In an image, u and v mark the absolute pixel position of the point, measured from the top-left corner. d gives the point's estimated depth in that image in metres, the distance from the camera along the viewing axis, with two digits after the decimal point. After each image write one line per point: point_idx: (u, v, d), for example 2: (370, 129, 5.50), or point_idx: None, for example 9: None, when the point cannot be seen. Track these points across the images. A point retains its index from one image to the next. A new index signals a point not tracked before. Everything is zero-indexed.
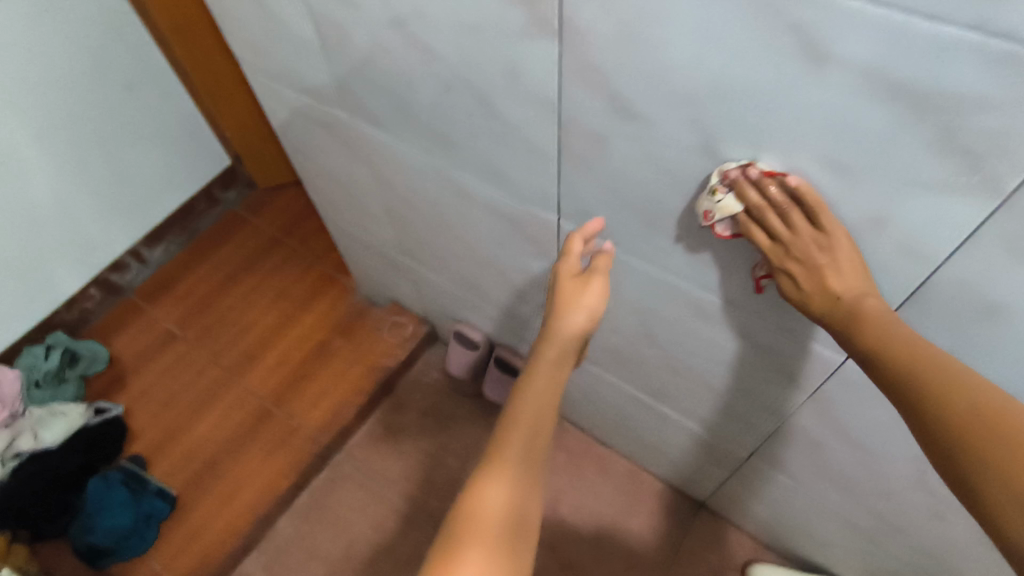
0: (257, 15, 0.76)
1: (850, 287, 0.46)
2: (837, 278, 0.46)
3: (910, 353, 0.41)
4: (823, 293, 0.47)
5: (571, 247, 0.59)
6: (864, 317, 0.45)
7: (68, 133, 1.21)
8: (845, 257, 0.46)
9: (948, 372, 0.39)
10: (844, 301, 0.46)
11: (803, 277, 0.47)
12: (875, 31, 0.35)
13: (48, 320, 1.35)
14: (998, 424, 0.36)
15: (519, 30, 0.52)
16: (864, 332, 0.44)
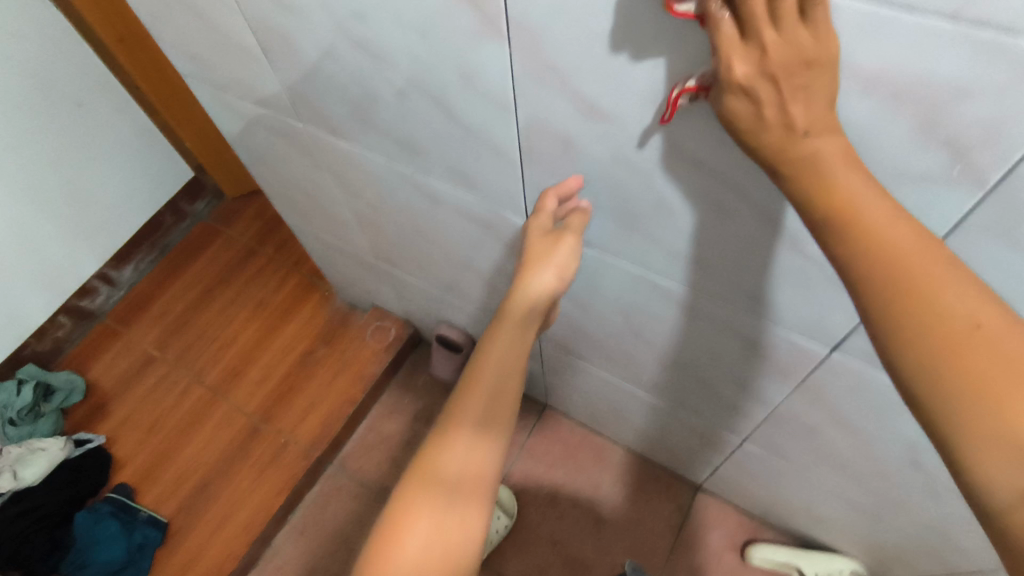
0: (197, 27, 0.71)
1: (821, 124, 0.33)
2: (807, 107, 0.33)
3: (895, 247, 0.32)
4: (788, 127, 0.33)
5: (543, 203, 0.57)
6: (833, 173, 0.33)
7: (18, 159, 1.15)
8: (822, 84, 0.33)
9: (940, 280, 0.31)
10: (812, 139, 0.33)
11: (770, 97, 0.32)
12: (848, 22, 0.33)
13: (18, 353, 1.31)
14: (993, 351, 0.29)
15: (471, 33, 0.48)
16: (833, 200, 0.33)
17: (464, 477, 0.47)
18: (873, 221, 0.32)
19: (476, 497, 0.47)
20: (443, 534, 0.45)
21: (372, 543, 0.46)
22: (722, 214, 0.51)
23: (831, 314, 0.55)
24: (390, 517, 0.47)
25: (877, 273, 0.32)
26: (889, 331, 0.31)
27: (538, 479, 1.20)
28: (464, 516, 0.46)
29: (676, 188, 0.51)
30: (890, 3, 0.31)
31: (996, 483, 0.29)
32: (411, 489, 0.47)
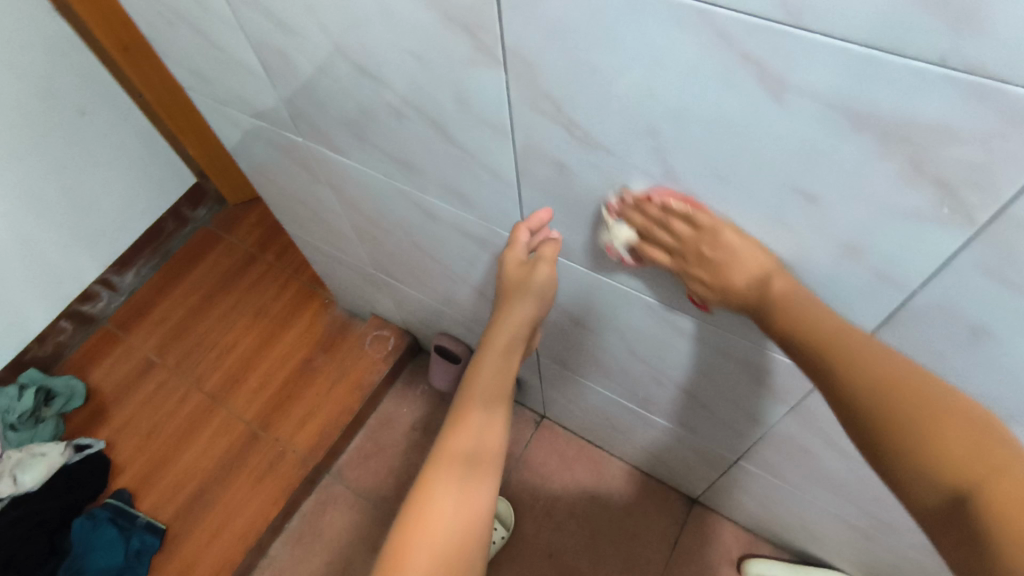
0: (198, 43, 0.72)
1: (755, 271, 0.47)
2: (738, 271, 0.48)
3: (821, 331, 0.43)
4: (731, 284, 0.48)
5: (516, 237, 0.61)
6: (771, 301, 0.46)
7: (21, 166, 1.16)
8: (749, 250, 0.47)
9: (862, 349, 0.41)
10: (752, 286, 0.47)
11: (706, 273, 0.50)
12: (838, 61, 0.33)
13: (20, 358, 1.32)
14: (905, 398, 0.39)
15: (466, 60, 0.48)
16: (773, 310, 0.46)
17: (480, 455, 0.52)
18: (806, 317, 0.44)
19: (491, 471, 0.52)
20: (462, 516, 0.49)
21: (403, 531, 0.49)
22: None
23: None
24: (410, 513, 0.50)
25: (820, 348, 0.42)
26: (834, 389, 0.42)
27: (535, 490, 1.20)
28: (479, 497, 0.50)
29: None
30: (878, 46, 0.31)
31: (922, 496, 0.38)
32: (434, 472, 0.51)
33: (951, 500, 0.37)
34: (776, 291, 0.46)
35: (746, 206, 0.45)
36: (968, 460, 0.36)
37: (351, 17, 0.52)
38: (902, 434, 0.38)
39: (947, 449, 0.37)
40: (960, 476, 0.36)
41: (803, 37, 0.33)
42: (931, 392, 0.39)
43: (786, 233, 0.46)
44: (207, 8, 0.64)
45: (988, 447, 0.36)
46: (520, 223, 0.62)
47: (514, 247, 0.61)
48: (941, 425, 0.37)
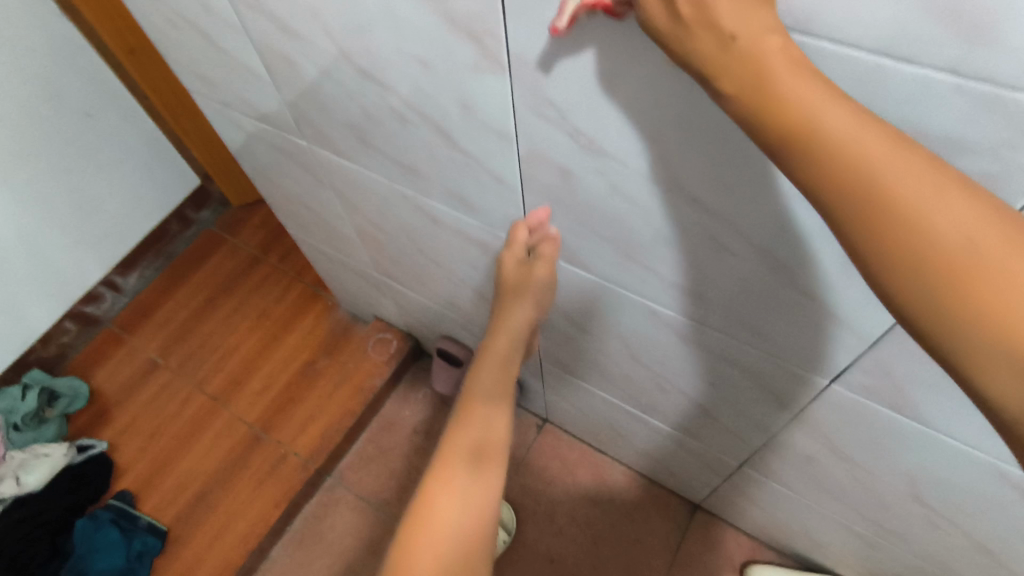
0: (203, 47, 0.72)
1: (750, 26, 0.28)
2: (732, 6, 0.28)
3: (872, 160, 0.26)
4: (711, 35, 0.28)
5: (515, 235, 0.63)
6: (772, 75, 0.28)
7: (27, 168, 1.17)
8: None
9: (932, 197, 0.26)
10: (743, 45, 0.28)
11: (688, 2, 0.29)
12: (846, 69, 0.33)
13: (24, 358, 1.32)
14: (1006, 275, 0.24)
15: (471, 66, 0.48)
16: (780, 112, 0.28)
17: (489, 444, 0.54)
18: (844, 142, 0.27)
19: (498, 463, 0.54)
20: (471, 503, 0.51)
21: (413, 523, 0.51)
22: (719, 250, 0.51)
23: (831, 351, 0.54)
24: (419, 505, 0.52)
25: (855, 191, 0.27)
26: (882, 270, 0.27)
27: (537, 495, 1.20)
28: (486, 484, 0.52)
29: (673, 222, 0.51)
30: (888, 55, 0.31)
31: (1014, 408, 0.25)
32: (443, 465, 0.53)
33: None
34: (790, 96, 0.28)
35: (753, 217, 0.45)
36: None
37: (355, 21, 0.52)
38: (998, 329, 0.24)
39: None
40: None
41: (812, 45, 0.32)
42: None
43: (791, 242, 0.46)
44: (213, 13, 0.64)
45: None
46: (519, 222, 0.63)
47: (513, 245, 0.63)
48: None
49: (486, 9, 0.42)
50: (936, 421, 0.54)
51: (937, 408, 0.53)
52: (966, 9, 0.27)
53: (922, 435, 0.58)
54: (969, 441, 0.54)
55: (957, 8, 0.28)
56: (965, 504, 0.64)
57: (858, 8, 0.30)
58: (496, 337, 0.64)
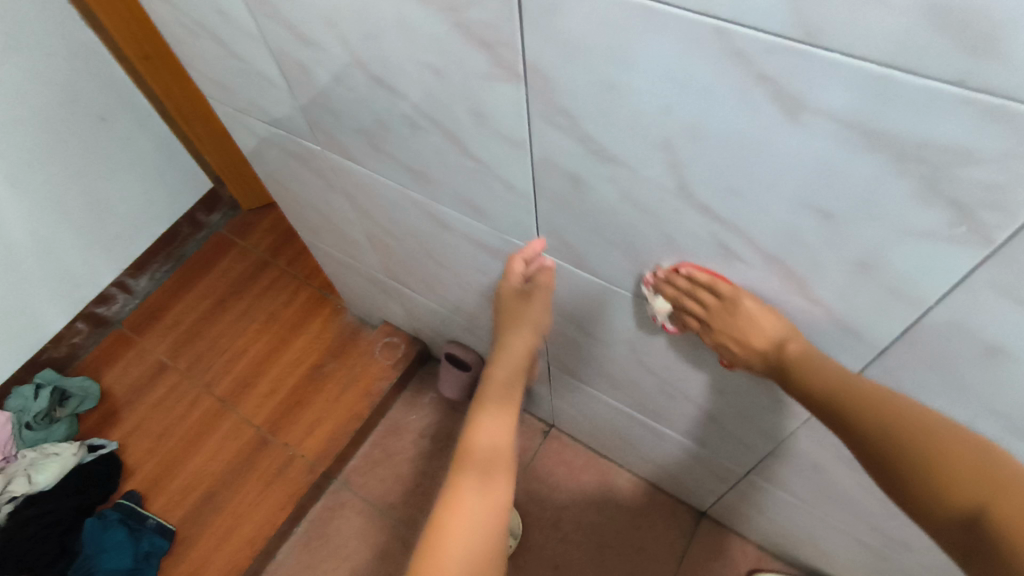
0: (218, 53, 0.73)
1: (774, 330, 0.52)
2: (760, 336, 0.53)
3: (835, 380, 0.48)
4: (751, 347, 0.54)
5: (512, 268, 0.67)
6: (790, 362, 0.51)
7: (43, 170, 1.19)
8: (766, 315, 0.52)
9: (868, 390, 0.47)
10: (770, 347, 0.52)
11: (734, 343, 0.55)
12: (855, 80, 0.33)
13: (35, 358, 1.34)
14: (908, 431, 0.44)
15: (484, 73, 0.49)
16: (790, 367, 0.51)
17: (497, 458, 0.57)
18: (818, 369, 0.50)
19: (507, 476, 0.56)
20: (482, 512, 0.53)
21: (428, 537, 0.52)
22: (728, 257, 0.51)
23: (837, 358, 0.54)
24: (434, 521, 0.53)
25: (830, 393, 0.48)
26: (850, 432, 0.47)
27: (542, 501, 1.20)
28: (496, 495, 0.54)
29: (682, 229, 0.52)
30: (895, 66, 0.31)
31: (938, 519, 0.43)
32: (457, 481, 0.55)
33: (966, 520, 0.41)
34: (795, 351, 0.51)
35: (759, 223, 0.46)
36: (979, 482, 0.41)
37: (369, 28, 0.53)
38: (912, 463, 0.43)
39: (955, 475, 0.42)
40: (975, 495, 0.41)
41: (821, 56, 0.33)
42: (938, 423, 0.44)
43: (801, 251, 0.46)
44: (228, 19, 0.65)
45: (994, 469, 0.42)
46: (514, 256, 0.68)
47: (509, 276, 0.66)
48: (952, 457, 0.43)
49: (500, 18, 0.43)
50: None
51: None
52: (973, 22, 0.28)
53: None
54: None
55: (964, 20, 0.28)
56: None
57: (865, 21, 0.30)
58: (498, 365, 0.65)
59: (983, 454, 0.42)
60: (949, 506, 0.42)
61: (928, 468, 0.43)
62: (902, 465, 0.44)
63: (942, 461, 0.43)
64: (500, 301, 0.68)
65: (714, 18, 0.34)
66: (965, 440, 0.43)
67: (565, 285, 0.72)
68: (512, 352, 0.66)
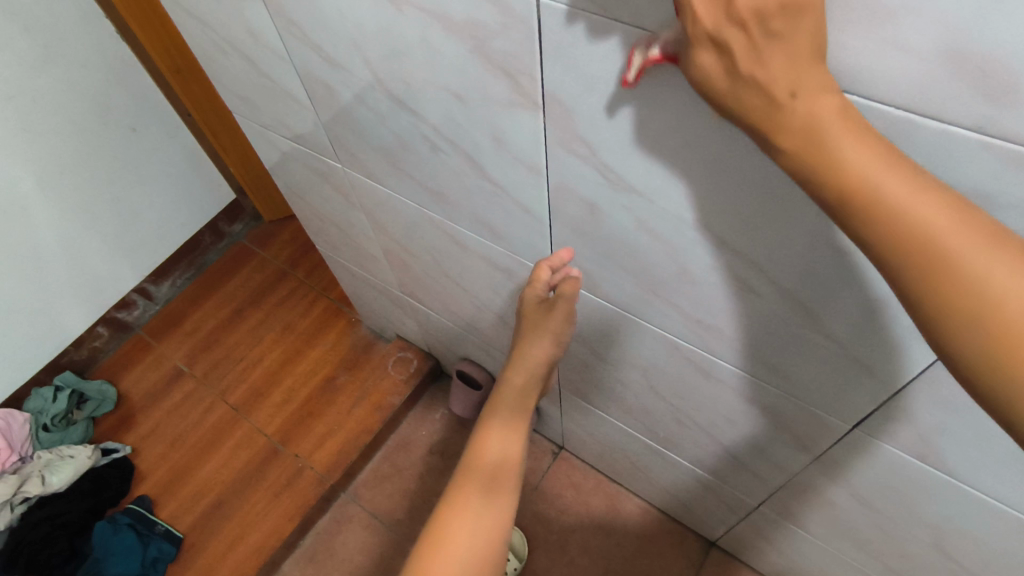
0: (248, 73, 0.75)
1: (811, 85, 0.27)
2: (790, 64, 0.27)
3: (938, 227, 0.26)
4: (766, 92, 0.27)
5: (538, 274, 0.60)
6: (843, 149, 0.27)
7: (74, 178, 1.23)
8: (807, 27, 0.27)
9: (996, 262, 0.26)
10: (801, 103, 0.27)
11: (743, 52, 0.27)
12: (873, 122, 0.33)
13: (56, 361, 1.36)
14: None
15: (505, 101, 0.50)
16: (841, 187, 0.27)
17: (501, 474, 0.54)
18: (919, 220, 0.26)
19: (511, 493, 0.54)
20: (480, 532, 0.51)
21: (424, 546, 0.52)
22: (743, 290, 0.51)
23: (853, 395, 0.54)
24: (431, 531, 0.52)
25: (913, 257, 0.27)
26: (953, 331, 0.27)
27: (549, 523, 1.19)
28: (497, 514, 0.53)
29: (697, 261, 0.52)
30: (913, 111, 0.32)
31: None
32: (459, 493, 0.53)
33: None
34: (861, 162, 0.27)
35: (774, 260, 0.46)
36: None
37: (394, 55, 0.54)
38: None
39: None
40: None
41: (840, 98, 0.33)
42: None
43: (818, 289, 0.46)
44: (258, 40, 0.67)
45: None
46: (541, 262, 0.61)
47: (534, 285, 0.59)
48: None
49: (523, 49, 0.44)
50: (963, 471, 0.53)
51: (965, 456, 0.52)
52: (991, 71, 0.28)
53: (947, 484, 0.56)
54: (996, 494, 0.53)
55: (982, 69, 0.28)
56: (991, 557, 0.62)
57: (883, 65, 0.31)
58: (513, 372, 0.59)
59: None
60: None
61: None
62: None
63: None
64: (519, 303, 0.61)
65: None
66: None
67: (580, 309, 0.73)
68: (528, 360, 0.59)
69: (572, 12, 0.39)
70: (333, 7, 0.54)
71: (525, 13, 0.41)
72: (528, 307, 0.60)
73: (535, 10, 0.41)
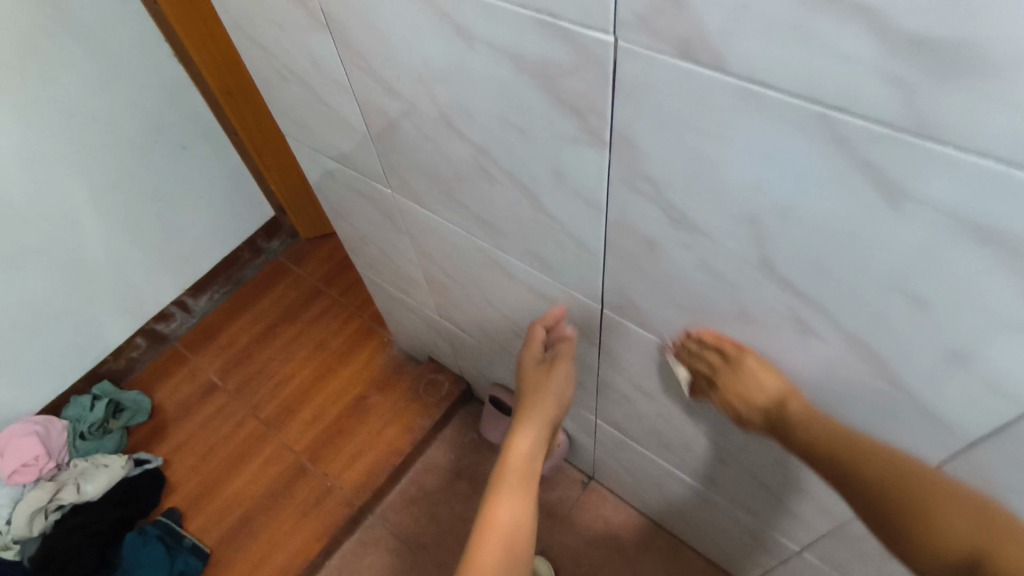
0: (305, 98, 0.77)
1: (776, 390, 0.57)
2: (759, 394, 0.58)
3: (831, 435, 0.53)
4: (751, 399, 0.58)
5: (534, 334, 0.74)
6: (793, 421, 0.55)
7: (123, 193, 1.27)
8: (769, 380, 0.57)
9: (868, 450, 0.51)
10: (773, 402, 0.57)
11: (738, 398, 0.59)
12: (967, 174, 0.33)
13: (95, 370, 1.39)
14: (902, 486, 0.48)
15: (571, 137, 0.50)
16: (794, 424, 0.55)
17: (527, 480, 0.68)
18: (824, 432, 0.53)
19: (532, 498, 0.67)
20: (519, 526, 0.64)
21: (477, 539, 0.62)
22: (806, 333, 0.50)
23: (918, 445, 0.52)
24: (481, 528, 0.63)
25: (826, 447, 0.52)
26: (852, 482, 0.51)
27: (576, 556, 1.17)
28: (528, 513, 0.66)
29: (760, 301, 0.51)
30: (1012, 164, 0.31)
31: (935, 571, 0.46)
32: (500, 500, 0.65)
33: (966, 569, 0.44)
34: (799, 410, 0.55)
35: (846, 304, 0.45)
36: (971, 531, 0.44)
37: (458, 86, 0.54)
38: (907, 518, 0.47)
39: (940, 525, 0.45)
40: (970, 543, 0.44)
41: (932, 149, 0.33)
42: (923, 473, 0.48)
43: (892, 337, 0.45)
44: (320, 69, 0.69)
45: (988, 522, 0.44)
46: (536, 324, 0.75)
47: (532, 343, 0.73)
48: (936, 503, 0.46)
49: (595, 88, 0.44)
50: None
51: None
52: None
53: None
54: None
55: None
56: None
57: (987, 119, 0.30)
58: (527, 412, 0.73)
59: (976, 507, 0.45)
60: (943, 557, 0.45)
61: (924, 521, 0.46)
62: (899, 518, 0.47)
63: (932, 512, 0.46)
64: (520, 367, 0.76)
65: (820, 104, 0.35)
66: (963, 494, 0.46)
67: (626, 344, 0.72)
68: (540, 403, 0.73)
69: (653, 54, 0.39)
70: (401, 40, 0.55)
71: (603, 54, 0.41)
72: (529, 368, 0.75)
73: (614, 53, 0.41)
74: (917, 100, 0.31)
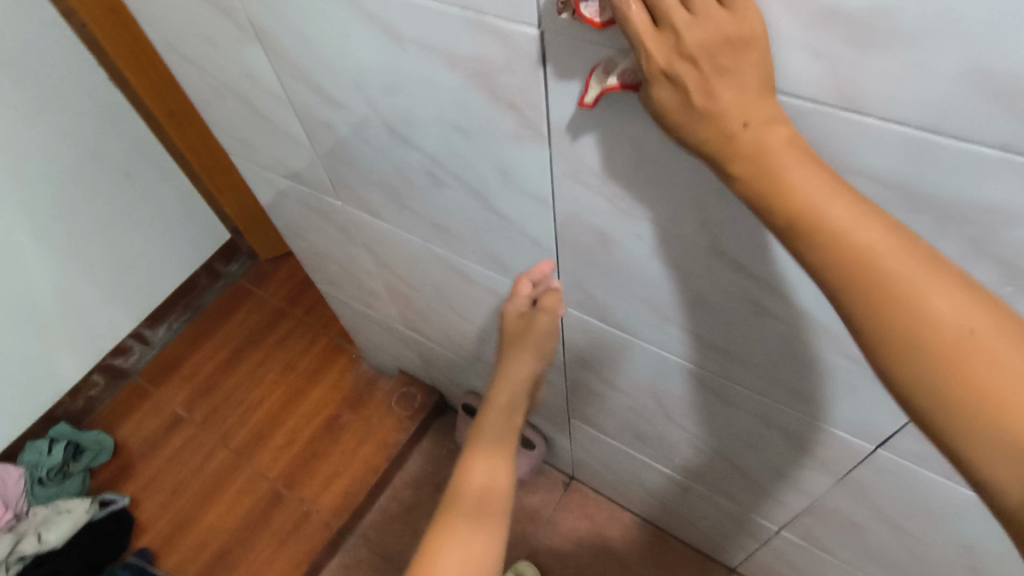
0: (246, 115, 0.75)
1: (756, 114, 0.30)
2: (734, 91, 0.30)
3: (865, 246, 0.28)
4: (722, 117, 0.30)
5: (519, 288, 0.62)
6: (775, 168, 0.30)
7: (68, 227, 1.22)
8: (750, 62, 0.30)
9: (932, 284, 0.28)
10: (749, 128, 0.30)
11: (697, 81, 0.29)
12: (894, 143, 0.33)
13: (51, 412, 1.33)
14: (993, 362, 0.26)
15: (512, 135, 0.49)
16: (779, 203, 0.30)
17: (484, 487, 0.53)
18: (849, 230, 0.29)
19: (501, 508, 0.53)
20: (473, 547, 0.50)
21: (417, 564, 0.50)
22: (761, 314, 0.51)
23: (878, 415, 0.53)
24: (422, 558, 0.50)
25: (869, 281, 0.28)
26: (882, 344, 0.29)
27: (563, 557, 1.16)
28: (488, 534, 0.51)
29: (713, 287, 0.51)
30: (934, 130, 0.31)
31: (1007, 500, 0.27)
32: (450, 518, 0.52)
33: None
34: (792, 184, 0.30)
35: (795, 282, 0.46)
36: None
37: (396, 91, 0.53)
38: (989, 421, 0.26)
39: None
40: None
41: (857, 120, 0.33)
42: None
43: None
44: (257, 82, 0.67)
45: None
46: (521, 276, 0.63)
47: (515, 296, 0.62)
48: None
49: (529, 84, 0.44)
50: None
51: None
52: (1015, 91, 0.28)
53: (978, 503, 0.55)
54: None
55: (1005, 87, 0.28)
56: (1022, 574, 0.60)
57: (906, 87, 0.30)
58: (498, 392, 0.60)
59: None
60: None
61: (1012, 423, 0.26)
62: (969, 417, 0.27)
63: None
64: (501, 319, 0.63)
65: None
66: None
67: (591, 339, 0.72)
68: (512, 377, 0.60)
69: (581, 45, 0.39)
70: (333, 47, 0.54)
71: (532, 48, 0.41)
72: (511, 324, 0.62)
73: (540, 47, 0.41)
74: (838, 73, 0.32)
